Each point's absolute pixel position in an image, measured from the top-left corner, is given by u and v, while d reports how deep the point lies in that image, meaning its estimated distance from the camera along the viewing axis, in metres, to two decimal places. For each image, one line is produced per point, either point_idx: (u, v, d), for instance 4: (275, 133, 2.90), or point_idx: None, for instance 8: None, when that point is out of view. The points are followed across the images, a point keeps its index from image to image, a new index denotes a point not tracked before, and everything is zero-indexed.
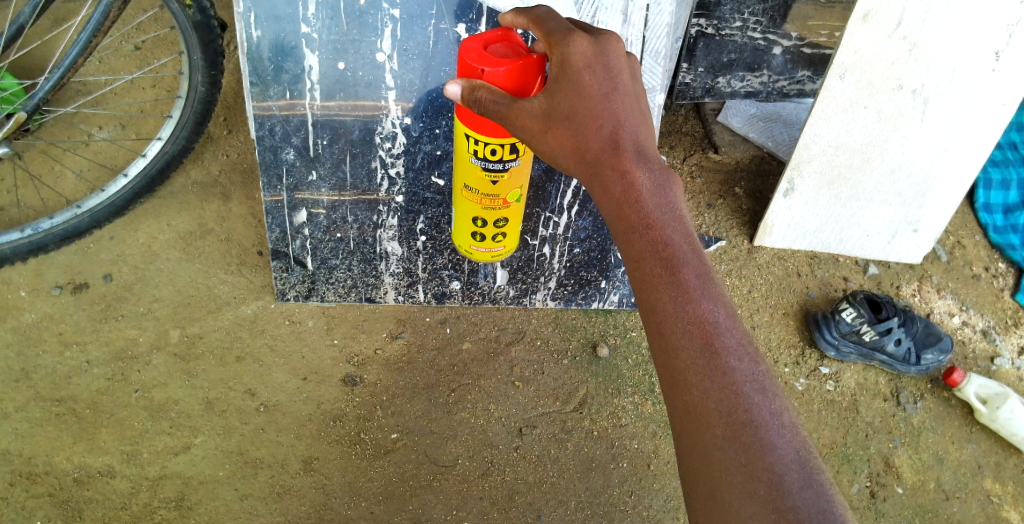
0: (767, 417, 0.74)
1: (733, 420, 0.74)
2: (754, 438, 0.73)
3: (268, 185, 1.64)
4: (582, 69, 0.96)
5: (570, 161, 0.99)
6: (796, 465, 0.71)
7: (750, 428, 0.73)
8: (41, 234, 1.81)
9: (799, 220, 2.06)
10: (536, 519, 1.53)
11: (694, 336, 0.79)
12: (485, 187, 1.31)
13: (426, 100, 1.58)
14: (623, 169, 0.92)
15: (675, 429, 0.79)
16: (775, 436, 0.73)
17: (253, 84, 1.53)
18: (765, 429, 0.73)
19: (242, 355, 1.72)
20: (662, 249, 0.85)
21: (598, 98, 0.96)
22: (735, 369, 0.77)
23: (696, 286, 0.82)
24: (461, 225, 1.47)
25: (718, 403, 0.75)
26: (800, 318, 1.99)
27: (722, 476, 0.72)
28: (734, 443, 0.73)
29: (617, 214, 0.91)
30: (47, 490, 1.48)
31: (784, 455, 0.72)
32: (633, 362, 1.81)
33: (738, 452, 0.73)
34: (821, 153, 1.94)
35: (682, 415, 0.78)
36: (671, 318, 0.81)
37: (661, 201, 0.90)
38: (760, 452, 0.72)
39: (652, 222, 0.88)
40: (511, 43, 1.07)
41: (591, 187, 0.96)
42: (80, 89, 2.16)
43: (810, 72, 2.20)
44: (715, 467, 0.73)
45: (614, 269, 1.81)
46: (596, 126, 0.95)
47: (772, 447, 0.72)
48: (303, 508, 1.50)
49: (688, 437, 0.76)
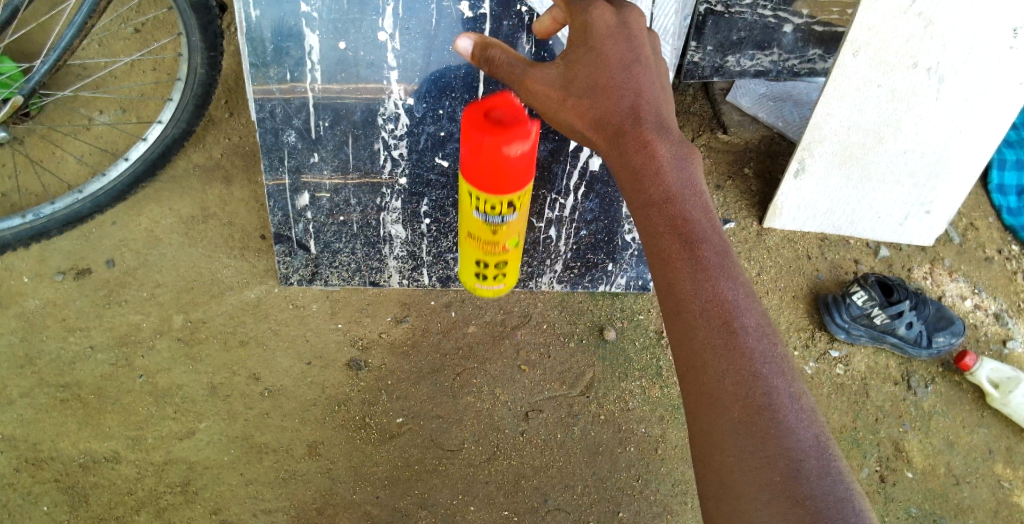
0: (786, 401, 0.72)
1: (750, 404, 0.72)
2: (772, 423, 0.70)
3: (270, 168, 1.62)
4: (605, 37, 0.94)
5: (587, 132, 0.95)
6: (814, 451, 0.69)
7: (767, 412, 0.71)
8: (42, 220, 1.79)
9: (809, 201, 2.02)
10: (542, 504, 1.51)
11: (713, 316, 0.76)
12: (485, 234, 1.29)
13: (429, 80, 1.55)
14: (644, 141, 0.88)
15: (689, 411, 0.76)
16: (793, 422, 0.71)
17: (253, 65, 1.50)
18: (783, 414, 0.71)
19: (246, 339, 1.71)
20: (682, 226, 0.81)
21: (620, 68, 0.92)
22: (753, 351, 0.74)
23: (716, 264, 0.79)
24: (464, 266, 1.44)
25: (735, 387, 0.73)
26: (810, 301, 1.96)
27: (737, 461, 0.70)
28: (750, 428, 0.71)
29: (635, 188, 0.87)
30: (53, 476, 1.48)
31: (801, 441, 0.70)
32: (640, 345, 1.79)
33: (754, 438, 0.70)
34: (833, 133, 1.90)
35: (697, 398, 0.75)
36: (689, 298, 0.78)
37: (682, 175, 0.86)
38: (779, 438, 0.70)
39: (672, 195, 0.84)
40: (511, 107, 1.13)
41: (610, 160, 0.92)
42: (80, 74, 2.14)
43: (821, 50, 2.15)
44: (728, 452, 0.71)
45: (621, 252, 1.79)
46: (616, 96, 0.92)
47: (790, 432, 0.70)
48: (309, 493, 1.49)
49: (703, 421, 0.74)
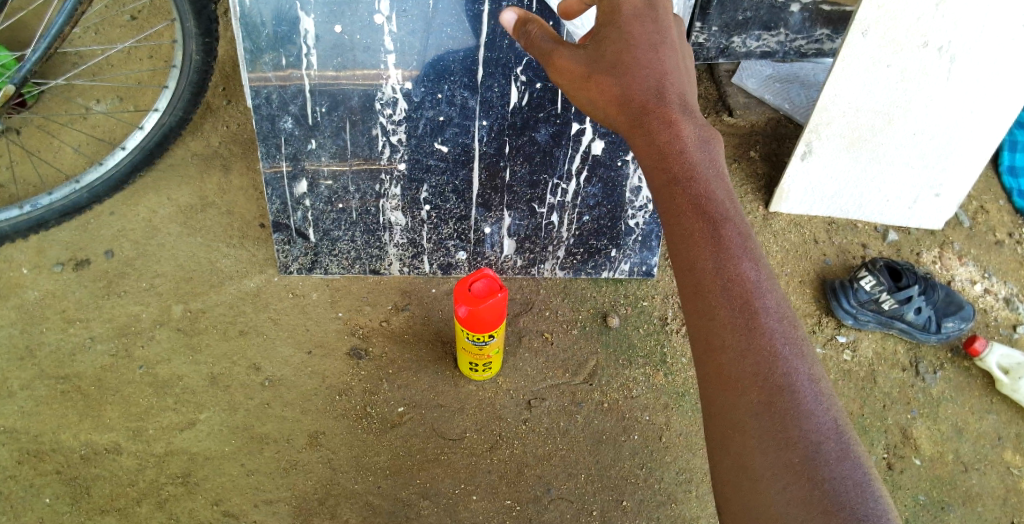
0: (805, 383, 0.69)
1: (770, 385, 0.69)
2: (791, 404, 0.68)
3: (266, 155, 1.60)
4: (632, 20, 0.94)
5: (608, 109, 0.93)
6: (834, 433, 0.67)
7: (787, 393, 0.68)
8: (40, 210, 1.76)
9: (817, 184, 1.98)
10: (545, 493, 1.49)
11: (734, 296, 0.73)
12: (472, 353, 1.52)
13: (428, 64, 1.52)
14: (669, 119, 0.85)
15: (705, 394, 0.73)
16: (813, 404, 0.68)
17: (247, 51, 1.47)
18: (803, 397, 0.68)
19: (246, 329, 1.69)
20: (704, 204, 0.78)
21: (644, 49, 0.92)
22: (773, 331, 0.72)
23: (738, 245, 0.76)
24: (459, 360, 1.61)
25: (754, 367, 0.70)
26: (817, 287, 1.93)
27: (755, 445, 0.68)
28: (768, 410, 0.68)
29: (657, 165, 0.83)
30: (54, 468, 1.47)
31: (821, 424, 0.67)
32: (644, 332, 1.76)
33: (775, 421, 0.67)
34: (841, 115, 1.86)
35: (715, 380, 0.72)
36: (711, 278, 0.75)
37: (704, 155, 0.83)
38: (798, 420, 0.67)
39: (695, 174, 0.81)
40: (485, 283, 1.40)
41: (631, 139, 0.89)
42: (76, 63, 2.12)
43: (828, 31, 2.12)
44: (746, 435, 0.68)
45: (624, 238, 1.76)
46: (640, 75, 0.90)
47: (810, 414, 0.67)
48: (310, 484, 1.47)
49: (720, 404, 0.71)
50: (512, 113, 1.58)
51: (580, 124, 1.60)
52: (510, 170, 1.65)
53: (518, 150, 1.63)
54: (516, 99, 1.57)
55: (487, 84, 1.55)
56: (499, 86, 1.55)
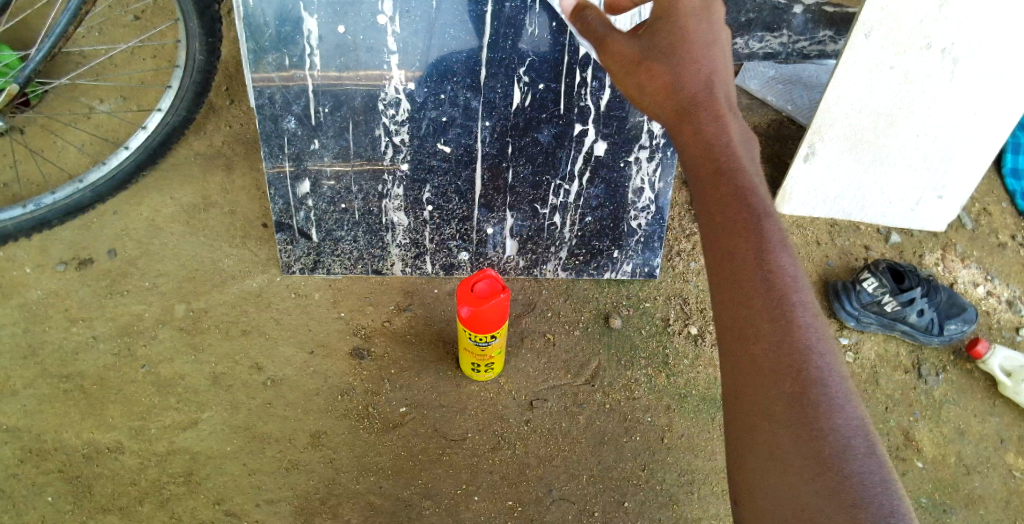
0: (836, 381, 0.70)
1: (802, 382, 0.69)
2: (821, 401, 0.68)
3: (270, 155, 1.60)
4: (686, 10, 0.90)
5: (654, 96, 0.89)
6: (861, 431, 0.68)
7: (818, 391, 0.69)
8: (43, 210, 1.76)
9: (820, 186, 1.97)
10: (547, 494, 1.49)
11: (773, 290, 0.72)
12: (474, 353, 1.52)
13: (431, 64, 1.52)
14: (717, 112, 0.82)
15: (734, 385, 0.73)
16: (842, 403, 0.69)
17: (251, 51, 1.47)
18: (834, 395, 0.69)
19: (248, 329, 1.69)
20: (749, 196, 0.75)
21: (698, 42, 0.88)
22: (808, 329, 0.71)
23: (779, 241, 0.73)
24: (462, 360, 1.61)
25: (787, 363, 0.70)
26: (820, 289, 1.92)
27: (782, 437, 0.69)
28: (798, 406, 0.68)
29: (703, 155, 0.80)
30: (57, 466, 1.47)
31: (848, 421, 0.68)
32: (646, 333, 1.76)
33: (803, 416, 0.68)
34: (844, 117, 1.86)
35: (747, 373, 0.72)
36: (751, 271, 0.73)
37: (748, 150, 0.80)
38: (826, 417, 0.68)
39: (740, 165, 0.77)
40: (488, 282, 1.40)
41: (676, 128, 0.85)
42: (80, 63, 2.13)
43: (830, 32, 2.24)
44: (775, 427, 0.69)
45: (627, 239, 1.76)
46: (690, 66, 0.87)
47: (839, 413, 0.68)
48: (313, 483, 1.47)
49: (750, 396, 0.71)
50: (514, 114, 1.58)
51: (582, 125, 1.60)
52: (513, 171, 1.65)
53: (521, 150, 1.63)
54: (519, 101, 1.57)
55: (490, 85, 1.55)
56: (502, 87, 1.55)
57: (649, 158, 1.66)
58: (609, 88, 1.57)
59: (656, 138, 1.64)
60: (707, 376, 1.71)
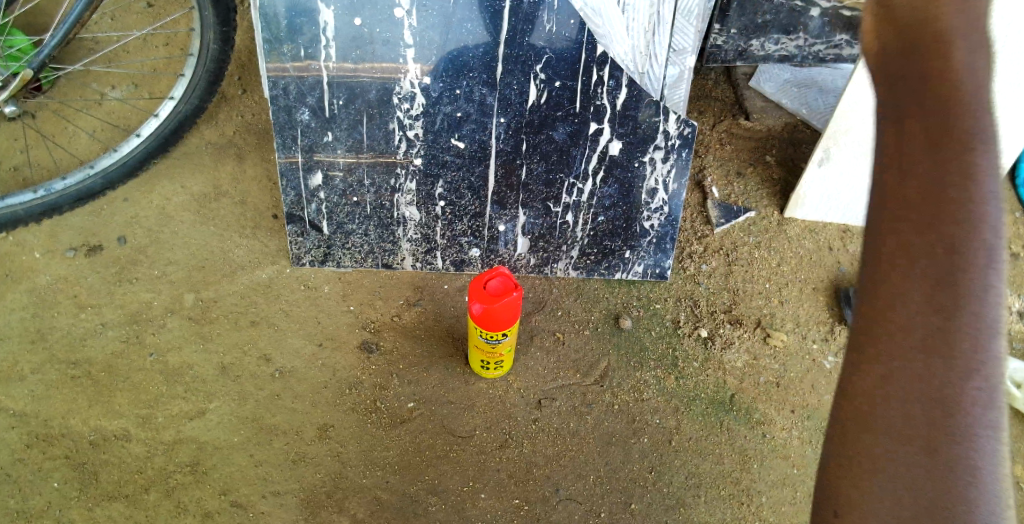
0: (984, 380, 0.50)
1: (936, 359, 0.51)
2: (960, 389, 0.50)
3: (283, 146, 1.60)
4: None
5: None
6: (994, 449, 0.50)
7: (957, 379, 0.50)
8: (54, 195, 1.78)
9: (833, 191, 1.97)
10: (554, 494, 1.49)
11: (942, 234, 0.50)
12: (484, 350, 1.52)
13: (447, 59, 1.51)
14: None
15: (854, 335, 0.56)
16: (985, 407, 0.50)
17: (267, 41, 1.47)
18: (971, 393, 0.50)
19: (257, 320, 1.69)
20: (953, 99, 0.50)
21: None
22: (968, 300, 0.50)
23: (978, 170, 0.50)
24: (471, 357, 1.60)
25: (922, 335, 0.51)
26: (831, 294, 1.90)
27: (890, 417, 0.53)
28: (925, 388, 0.52)
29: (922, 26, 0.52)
30: (64, 452, 1.47)
31: (981, 431, 0.50)
32: (656, 335, 1.75)
33: (926, 401, 0.52)
34: (859, 123, 1.84)
35: (868, 326, 0.55)
36: (921, 197, 0.51)
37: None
38: (948, 414, 0.51)
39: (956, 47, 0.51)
40: (501, 280, 1.39)
41: None
42: (92, 49, 2.12)
43: (847, 36, 2.10)
44: (885, 400, 0.54)
45: (639, 240, 1.76)
46: None
47: (976, 417, 0.50)
48: (319, 477, 1.47)
49: (872, 354, 0.54)
50: (530, 111, 1.57)
51: (598, 125, 1.59)
52: (526, 169, 1.64)
53: (535, 148, 1.62)
54: (535, 98, 1.56)
55: (506, 81, 1.54)
56: (518, 83, 1.54)
57: (664, 159, 1.65)
58: (626, 87, 1.55)
59: (672, 139, 1.62)
60: (716, 379, 1.70)
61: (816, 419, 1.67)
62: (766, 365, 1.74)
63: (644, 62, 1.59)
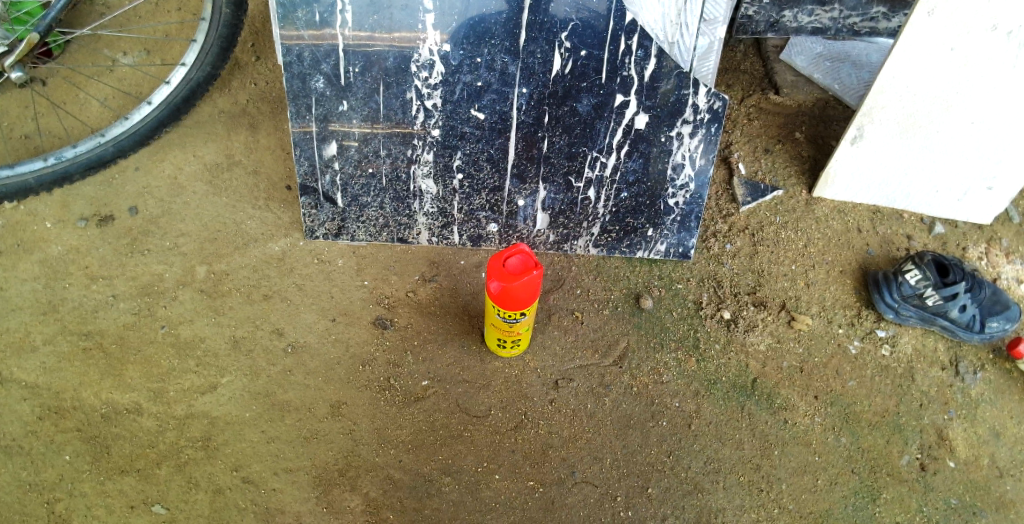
0: None
1: None
2: None
3: (296, 115, 1.55)
4: None
5: None
6: None
7: None
8: (64, 163, 1.73)
9: (865, 170, 1.89)
10: (569, 476, 1.45)
11: None
12: (501, 329, 1.48)
13: (467, 25, 1.44)
14: None
15: None
16: None
17: (281, 6, 1.41)
18: None
19: (270, 294, 1.66)
20: None
21: None
22: None
23: None
24: (488, 335, 1.56)
25: None
26: (858, 278, 1.83)
27: None
28: None
29: None
30: (75, 425, 1.45)
31: None
32: (677, 316, 1.70)
33: None
34: (896, 100, 1.75)
35: None
36: None
37: None
38: None
39: None
40: (523, 257, 1.34)
41: None
42: (103, 13, 2.07)
43: (885, 8, 2.00)
44: None
45: (663, 217, 1.71)
46: None
47: None
48: (330, 455, 1.44)
49: None
50: (554, 81, 1.51)
51: (624, 96, 1.53)
52: (548, 141, 1.58)
53: (557, 120, 1.55)
54: (559, 67, 1.49)
55: (530, 50, 1.47)
56: (542, 52, 1.47)
57: (692, 133, 1.58)
58: (655, 57, 1.48)
59: (701, 113, 1.55)
60: (738, 363, 1.65)
61: (840, 405, 1.61)
62: (790, 349, 1.69)
63: (675, 31, 1.52)
